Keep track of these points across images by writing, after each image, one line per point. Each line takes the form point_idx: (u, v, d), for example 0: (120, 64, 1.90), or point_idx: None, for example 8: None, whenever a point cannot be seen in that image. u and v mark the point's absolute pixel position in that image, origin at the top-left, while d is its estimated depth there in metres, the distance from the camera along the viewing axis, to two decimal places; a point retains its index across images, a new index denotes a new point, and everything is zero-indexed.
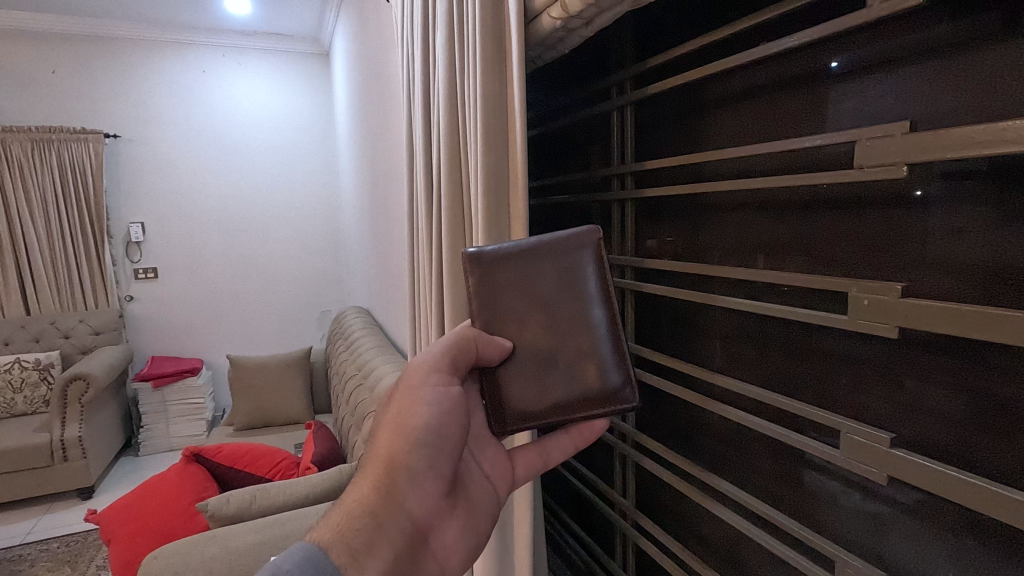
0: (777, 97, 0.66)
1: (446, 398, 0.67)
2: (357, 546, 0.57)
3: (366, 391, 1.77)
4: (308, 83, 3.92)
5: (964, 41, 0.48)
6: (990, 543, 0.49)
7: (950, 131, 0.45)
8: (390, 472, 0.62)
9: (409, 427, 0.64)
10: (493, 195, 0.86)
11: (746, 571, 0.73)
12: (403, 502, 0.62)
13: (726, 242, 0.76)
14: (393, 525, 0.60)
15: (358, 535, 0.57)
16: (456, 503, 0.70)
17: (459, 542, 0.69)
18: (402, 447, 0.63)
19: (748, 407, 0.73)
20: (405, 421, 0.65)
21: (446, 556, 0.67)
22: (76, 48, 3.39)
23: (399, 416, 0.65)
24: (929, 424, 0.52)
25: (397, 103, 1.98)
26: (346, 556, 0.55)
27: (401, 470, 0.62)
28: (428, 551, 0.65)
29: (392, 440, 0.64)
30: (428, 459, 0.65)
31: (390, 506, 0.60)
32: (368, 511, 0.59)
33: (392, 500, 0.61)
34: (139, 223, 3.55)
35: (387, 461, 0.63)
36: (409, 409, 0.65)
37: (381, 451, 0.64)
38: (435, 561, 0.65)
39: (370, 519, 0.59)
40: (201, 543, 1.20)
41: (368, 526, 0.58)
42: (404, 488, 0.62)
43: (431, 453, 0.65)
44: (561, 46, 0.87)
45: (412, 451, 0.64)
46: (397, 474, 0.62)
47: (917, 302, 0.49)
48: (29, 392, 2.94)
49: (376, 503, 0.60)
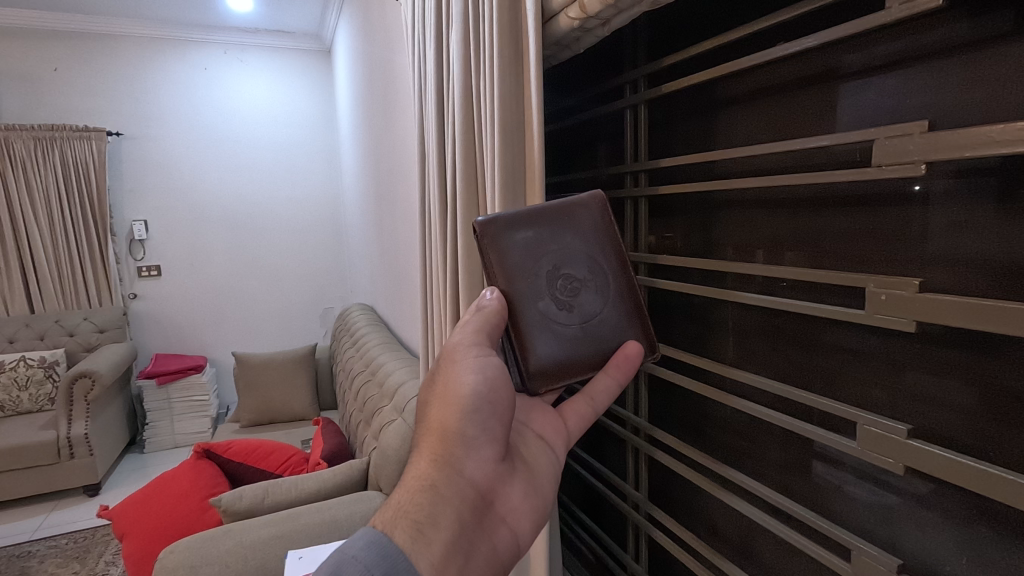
0: (790, 96, 0.67)
1: (491, 366, 0.63)
2: (419, 520, 0.56)
3: (374, 386, 1.78)
4: (309, 80, 3.92)
5: (978, 41, 0.50)
6: (1000, 530, 0.50)
7: (969, 130, 0.46)
8: (443, 443, 0.60)
9: (454, 397, 0.61)
10: (510, 196, 0.88)
11: (760, 561, 0.75)
12: (460, 471, 0.60)
13: (736, 238, 0.77)
14: (452, 495, 0.58)
15: (420, 510, 0.57)
16: (520, 467, 0.67)
17: (531, 502, 0.65)
18: (452, 417, 0.61)
19: (759, 399, 0.74)
20: (451, 391, 0.62)
21: (518, 520, 0.63)
22: (77, 46, 3.38)
23: (444, 389, 0.63)
24: (944, 417, 0.54)
25: (403, 100, 1.98)
26: (407, 535, 0.55)
27: (453, 439, 0.60)
28: (500, 517, 0.62)
29: (441, 416, 0.62)
30: (480, 426, 0.62)
31: (448, 477, 0.59)
32: (428, 484, 0.58)
33: (450, 471, 0.59)
34: (143, 221, 3.56)
35: (439, 433, 0.61)
36: (454, 379, 0.63)
37: (433, 425, 0.62)
38: (507, 527, 0.62)
39: (429, 493, 0.57)
40: (216, 538, 1.22)
41: (428, 500, 0.57)
42: (460, 458, 0.60)
43: (483, 419, 0.62)
44: (576, 46, 0.88)
45: (463, 420, 0.61)
46: (451, 444, 0.60)
47: (934, 297, 0.50)
48: (34, 390, 2.95)
49: (434, 475, 0.59)
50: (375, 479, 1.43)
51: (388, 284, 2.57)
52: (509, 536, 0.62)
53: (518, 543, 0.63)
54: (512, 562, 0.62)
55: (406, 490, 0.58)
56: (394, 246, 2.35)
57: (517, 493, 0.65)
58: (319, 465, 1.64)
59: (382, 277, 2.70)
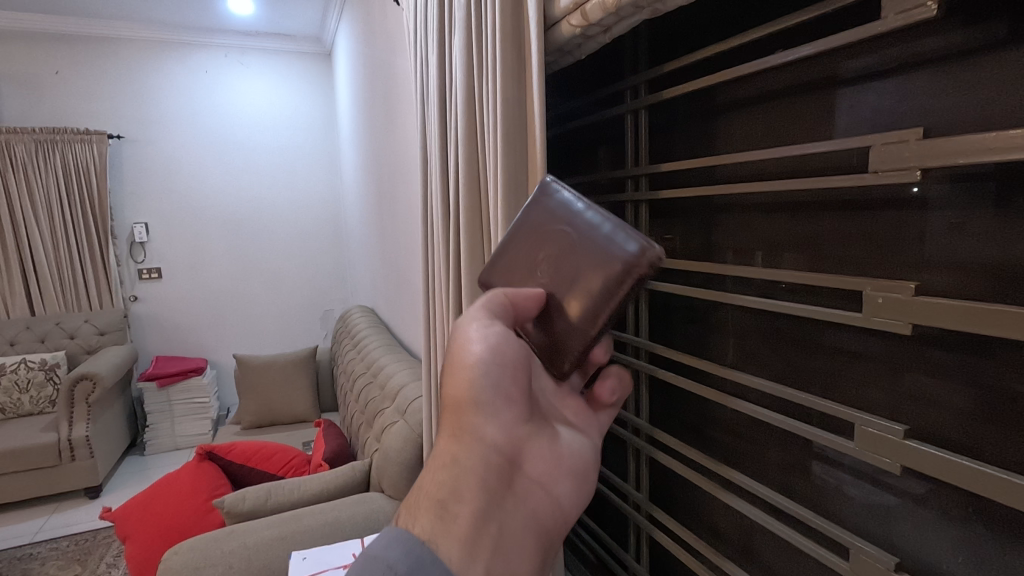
0: (789, 102, 0.68)
1: (501, 337, 0.64)
2: (444, 497, 0.59)
3: (376, 388, 1.78)
4: (310, 83, 3.93)
5: (973, 50, 0.51)
6: (996, 529, 0.51)
7: (964, 137, 0.47)
8: (458, 416, 0.63)
9: (467, 369, 0.63)
10: (512, 200, 0.89)
11: (760, 560, 0.76)
12: (478, 439, 0.62)
13: (736, 241, 0.78)
14: (475, 465, 0.61)
15: (442, 488, 0.60)
16: (542, 429, 0.69)
17: (560, 462, 0.68)
18: (465, 389, 0.63)
19: (759, 400, 0.75)
20: (461, 364, 0.64)
21: (549, 480, 0.66)
22: (78, 49, 3.40)
23: (454, 362, 0.64)
24: (942, 418, 0.55)
25: (404, 103, 1.99)
26: (434, 516, 0.58)
27: (467, 411, 0.63)
28: (528, 479, 0.65)
29: (457, 386, 0.64)
30: (493, 392, 0.64)
31: (468, 449, 0.61)
32: (449, 460, 0.61)
33: (469, 443, 0.62)
34: (144, 223, 3.57)
35: (453, 407, 0.64)
36: (465, 352, 0.64)
37: (449, 402, 0.64)
38: (537, 489, 0.65)
39: (451, 469, 0.61)
40: (219, 539, 1.22)
41: (450, 475, 0.60)
42: (477, 428, 0.63)
43: (499, 383, 0.64)
44: (578, 52, 0.89)
45: (476, 391, 0.63)
46: (467, 417, 0.63)
47: (930, 300, 0.51)
48: (35, 392, 2.95)
49: (454, 450, 0.61)
50: (377, 479, 1.44)
51: (389, 287, 2.57)
52: (544, 497, 0.65)
53: (555, 501, 0.66)
54: (550, 523, 0.65)
55: (432, 474, 0.62)
56: (395, 249, 2.36)
57: (542, 452, 0.67)
58: (321, 466, 1.65)
59: (383, 279, 2.71)
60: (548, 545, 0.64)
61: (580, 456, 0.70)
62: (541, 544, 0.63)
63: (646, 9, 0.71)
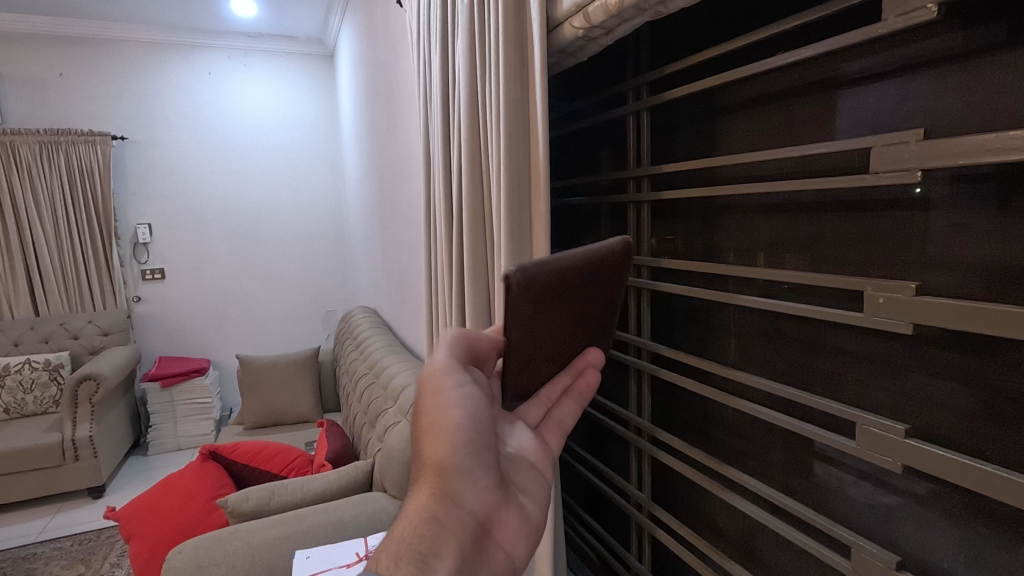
0: (790, 103, 0.69)
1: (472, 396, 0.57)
2: (425, 553, 0.50)
3: (379, 388, 1.79)
4: (313, 85, 3.95)
5: (973, 51, 0.51)
6: (997, 528, 0.52)
7: (963, 139, 0.48)
8: (438, 472, 0.53)
9: (445, 426, 0.54)
10: (515, 202, 0.90)
11: (762, 560, 0.76)
12: (457, 500, 0.53)
13: (738, 242, 0.78)
14: (456, 528, 0.52)
15: (420, 547, 0.50)
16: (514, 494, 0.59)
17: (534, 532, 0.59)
18: (442, 445, 0.54)
19: (761, 401, 0.75)
20: (436, 420, 0.54)
21: (520, 547, 0.56)
22: (83, 51, 3.41)
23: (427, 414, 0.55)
24: (942, 417, 0.55)
25: (407, 105, 2.00)
26: (415, 573, 0.48)
27: (450, 469, 0.53)
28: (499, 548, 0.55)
29: (433, 438, 0.54)
30: (471, 454, 0.55)
31: (448, 507, 0.52)
32: (427, 516, 0.51)
33: (449, 502, 0.52)
34: (147, 224, 3.59)
35: (430, 463, 0.54)
36: (439, 407, 0.55)
37: (424, 449, 0.55)
38: (509, 557, 0.55)
39: (431, 525, 0.51)
40: (223, 538, 1.23)
41: (431, 531, 0.50)
42: (457, 486, 0.53)
43: (476, 447, 0.55)
44: (580, 54, 0.90)
45: (456, 451, 0.54)
46: (447, 474, 0.53)
47: (930, 301, 0.52)
48: (39, 392, 2.96)
49: (434, 506, 0.52)
50: (379, 480, 1.45)
51: (391, 287, 2.58)
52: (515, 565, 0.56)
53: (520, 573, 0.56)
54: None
55: (408, 527, 0.51)
56: (398, 249, 2.36)
57: (515, 521, 0.58)
58: (324, 466, 1.66)
59: (386, 280, 2.72)
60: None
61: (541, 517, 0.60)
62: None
63: (648, 11, 0.71)
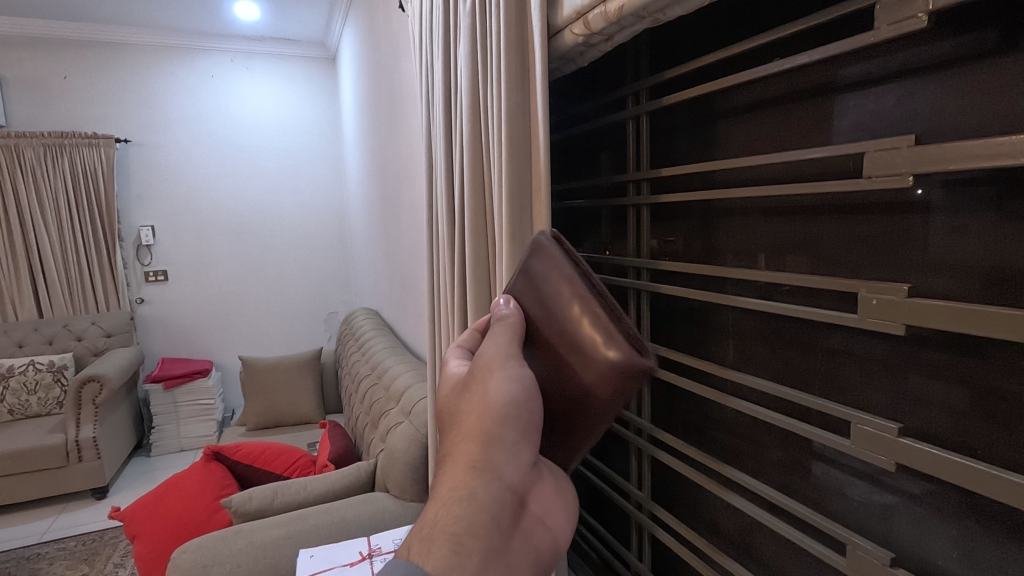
0: (787, 108, 0.70)
1: (529, 377, 0.56)
2: (459, 533, 0.49)
3: (381, 389, 1.80)
4: (315, 88, 3.97)
5: (964, 57, 0.52)
6: (990, 525, 0.53)
7: (954, 145, 0.49)
8: (480, 445, 0.53)
9: (492, 397, 0.54)
10: (517, 205, 0.91)
11: (761, 558, 0.77)
12: (499, 476, 0.52)
13: (736, 245, 0.80)
14: (497, 504, 0.50)
15: (458, 523, 0.49)
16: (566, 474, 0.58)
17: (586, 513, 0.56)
18: (489, 416, 0.54)
19: (759, 401, 0.77)
20: (485, 398, 0.55)
21: (572, 531, 0.55)
22: (86, 55, 3.44)
23: (480, 386, 0.56)
24: (936, 417, 0.56)
25: (409, 108, 2.01)
26: (447, 553, 0.47)
27: (493, 440, 0.53)
28: (546, 528, 0.53)
29: (480, 410, 0.54)
30: (523, 425, 0.54)
31: (487, 483, 0.51)
32: (465, 494, 0.50)
33: (488, 478, 0.51)
34: (150, 226, 3.61)
35: (475, 436, 0.54)
36: (489, 384, 0.56)
37: (467, 428, 0.55)
38: (551, 534, 0.53)
39: (470, 503, 0.50)
40: (228, 538, 1.24)
41: (467, 511, 0.49)
42: (499, 460, 0.52)
43: (528, 418, 0.55)
44: (581, 59, 0.91)
45: (503, 422, 0.54)
46: (488, 446, 0.53)
47: (923, 302, 0.53)
48: (43, 394, 2.98)
49: (472, 482, 0.51)
50: (382, 480, 1.46)
51: (393, 289, 2.59)
52: (562, 547, 0.53)
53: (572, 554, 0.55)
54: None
55: (445, 508, 0.51)
56: (400, 251, 2.37)
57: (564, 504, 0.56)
58: (326, 467, 1.67)
59: (387, 281, 2.73)
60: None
61: None
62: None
63: (647, 18, 0.73)
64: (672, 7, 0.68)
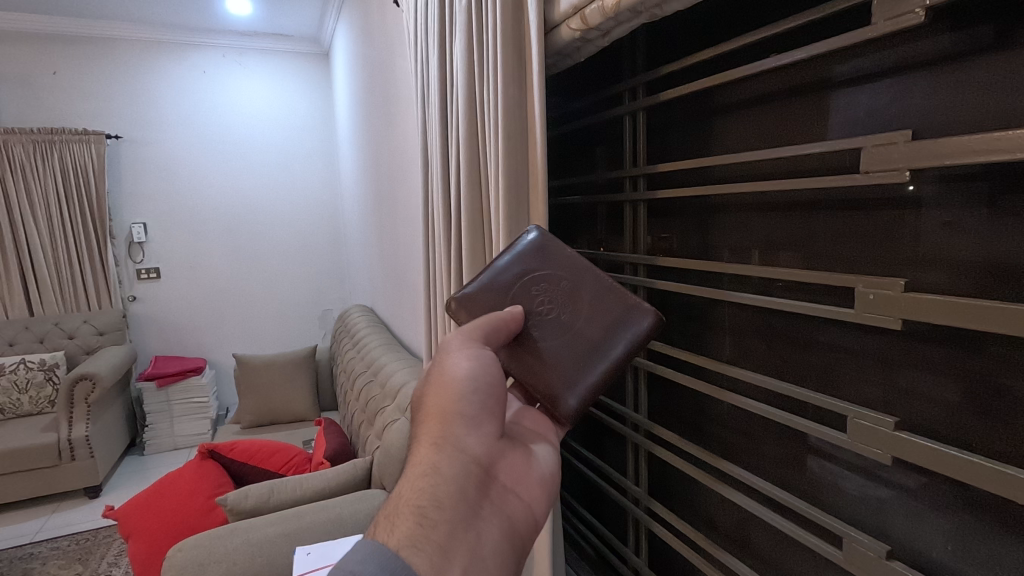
0: (785, 103, 0.70)
1: (485, 357, 0.68)
2: (423, 505, 0.57)
3: (376, 386, 1.79)
4: (308, 84, 3.94)
5: (961, 53, 0.52)
6: (984, 517, 0.53)
7: (953, 139, 0.49)
8: (440, 424, 0.62)
9: (449, 379, 0.65)
10: (514, 199, 0.91)
11: (757, 552, 0.78)
12: (458, 449, 0.61)
13: (733, 240, 0.80)
14: (458, 472, 0.60)
15: (423, 496, 0.57)
16: (519, 444, 0.69)
17: (535, 474, 0.67)
18: (448, 397, 0.64)
19: (757, 396, 0.77)
20: (447, 375, 0.65)
21: (528, 492, 0.65)
22: (75, 50, 3.39)
23: (441, 373, 0.66)
24: (930, 409, 0.57)
25: (403, 103, 2.00)
26: (412, 523, 0.55)
27: (451, 420, 0.63)
28: (504, 489, 0.63)
29: (440, 395, 0.64)
30: (474, 403, 0.65)
31: (448, 458, 0.60)
32: (429, 469, 0.59)
33: (449, 452, 0.61)
34: (142, 224, 3.57)
35: (437, 416, 0.63)
36: (447, 364, 0.66)
37: (430, 412, 0.64)
38: (515, 497, 0.63)
39: (432, 477, 0.58)
40: (223, 536, 1.24)
41: (430, 484, 0.58)
42: (458, 436, 0.62)
43: (479, 398, 0.65)
44: (577, 55, 0.91)
45: (458, 400, 0.64)
46: (447, 424, 0.62)
47: (918, 296, 0.53)
48: (34, 392, 2.95)
49: (435, 459, 0.60)
50: (378, 477, 1.45)
51: (388, 285, 2.58)
52: (518, 504, 0.63)
53: (532, 512, 0.64)
54: (527, 533, 0.63)
55: (412, 483, 0.58)
56: (395, 247, 2.36)
57: (520, 472, 0.66)
58: (322, 464, 1.66)
59: (382, 278, 2.72)
60: (523, 561, 0.62)
61: (553, 465, 0.70)
62: (516, 554, 0.61)
63: (644, 14, 0.73)
64: (669, 2, 0.68)
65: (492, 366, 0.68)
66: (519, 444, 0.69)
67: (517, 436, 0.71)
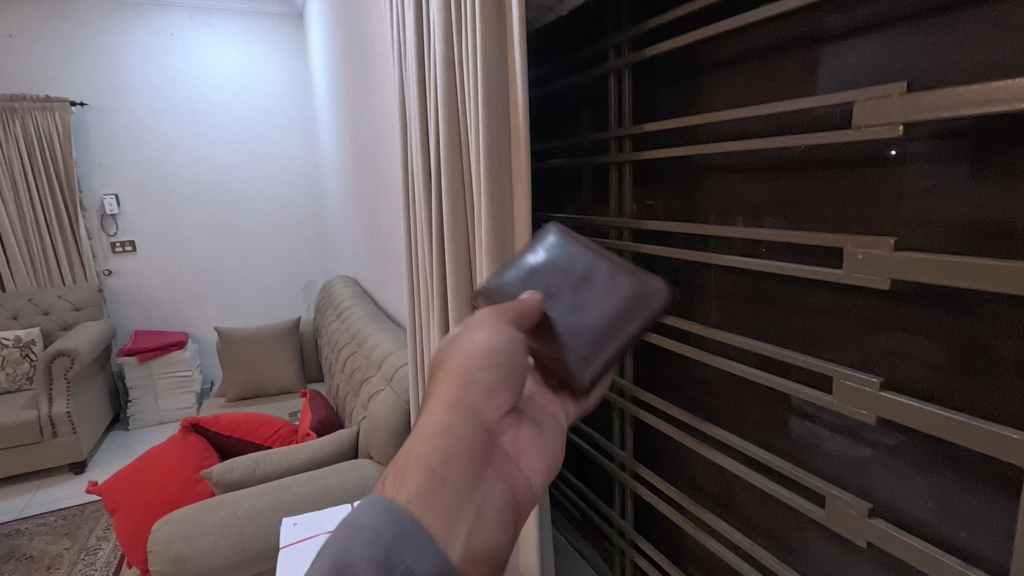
0: (771, 59, 0.68)
1: (511, 334, 0.62)
2: (431, 468, 0.51)
3: (361, 356, 1.77)
4: (283, 45, 3.77)
5: (955, 3, 0.50)
6: (964, 474, 0.54)
7: (948, 92, 0.47)
8: (456, 388, 0.56)
9: (470, 345, 0.59)
10: (495, 161, 0.87)
11: (740, 512, 0.79)
12: (471, 414, 0.56)
13: (720, 202, 0.78)
14: (469, 440, 0.54)
15: (432, 458, 0.52)
16: (525, 417, 0.65)
17: (538, 450, 0.63)
18: (466, 360, 0.58)
19: (742, 359, 0.76)
20: (465, 343, 0.59)
21: (531, 465, 0.61)
22: (33, 11, 3.22)
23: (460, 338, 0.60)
24: (914, 369, 0.56)
25: (381, 64, 1.91)
26: (420, 484, 0.50)
27: (467, 383, 0.57)
28: (508, 459, 0.59)
29: (457, 359, 0.58)
30: (493, 372, 0.59)
31: (460, 420, 0.55)
32: (441, 430, 0.54)
33: (461, 415, 0.55)
34: (114, 195, 3.46)
35: (454, 377, 0.57)
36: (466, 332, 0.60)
37: (448, 371, 0.58)
38: (519, 470, 0.59)
39: (444, 437, 0.53)
40: (209, 509, 1.24)
41: (442, 445, 0.53)
42: (473, 400, 0.56)
43: (497, 370, 0.59)
44: (559, 9, 0.87)
45: (477, 366, 0.58)
46: (462, 389, 0.57)
47: (909, 255, 0.52)
48: (11, 369, 2.90)
49: (447, 420, 0.54)
50: (365, 447, 1.45)
51: (371, 255, 2.53)
52: (522, 476, 0.59)
53: (533, 486, 0.60)
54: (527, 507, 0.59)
55: (426, 439, 0.53)
56: (377, 216, 2.30)
57: (525, 444, 0.62)
58: (308, 436, 1.66)
59: (365, 249, 2.66)
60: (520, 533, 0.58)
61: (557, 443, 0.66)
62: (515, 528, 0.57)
63: None
64: None
65: (516, 343, 0.62)
66: (525, 418, 0.65)
67: (526, 409, 0.67)
